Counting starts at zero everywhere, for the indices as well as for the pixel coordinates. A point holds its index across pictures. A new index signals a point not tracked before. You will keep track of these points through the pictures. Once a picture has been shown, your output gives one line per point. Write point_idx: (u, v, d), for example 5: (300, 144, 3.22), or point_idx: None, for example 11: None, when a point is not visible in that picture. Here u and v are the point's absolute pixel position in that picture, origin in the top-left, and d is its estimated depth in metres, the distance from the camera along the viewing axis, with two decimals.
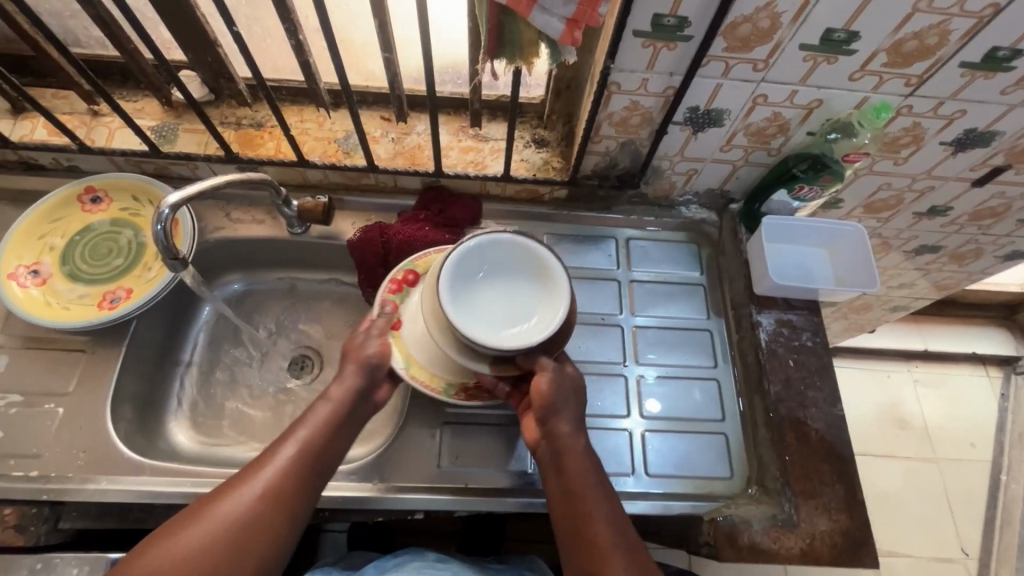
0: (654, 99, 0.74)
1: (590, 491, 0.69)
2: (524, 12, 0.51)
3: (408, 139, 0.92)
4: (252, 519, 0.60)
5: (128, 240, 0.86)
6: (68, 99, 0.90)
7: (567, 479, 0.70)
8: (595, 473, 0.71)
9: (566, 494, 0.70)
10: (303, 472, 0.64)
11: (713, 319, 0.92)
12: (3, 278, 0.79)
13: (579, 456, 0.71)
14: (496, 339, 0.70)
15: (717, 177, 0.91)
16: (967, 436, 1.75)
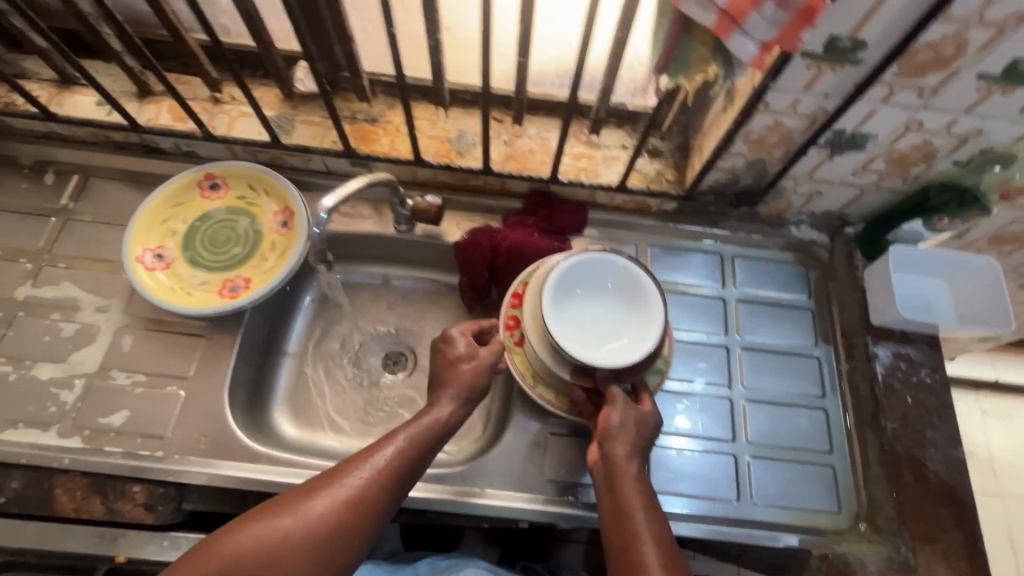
0: (799, 120, 0.71)
1: (643, 514, 0.65)
2: (721, 38, 0.49)
3: (520, 143, 0.91)
4: (349, 514, 0.60)
5: (244, 228, 0.87)
6: (191, 84, 0.91)
7: (620, 498, 0.67)
8: (651, 501, 0.67)
9: (618, 512, 0.66)
10: (400, 476, 0.65)
11: (821, 345, 0.89)
12: (132, 260, 0.82)
13: (632, 478, 0.69)
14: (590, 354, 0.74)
15: (839, 200, 0.87)
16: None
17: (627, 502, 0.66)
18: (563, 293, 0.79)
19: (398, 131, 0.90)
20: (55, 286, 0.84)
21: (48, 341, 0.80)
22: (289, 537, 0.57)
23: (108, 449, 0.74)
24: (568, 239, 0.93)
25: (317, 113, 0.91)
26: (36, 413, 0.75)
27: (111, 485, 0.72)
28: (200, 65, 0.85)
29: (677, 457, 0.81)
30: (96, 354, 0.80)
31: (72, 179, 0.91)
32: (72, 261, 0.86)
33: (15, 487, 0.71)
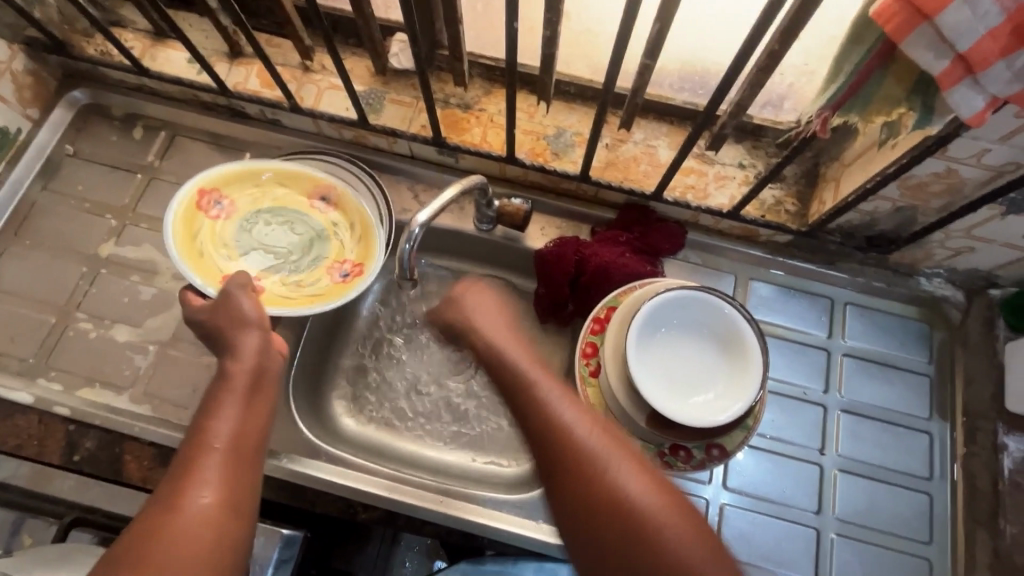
0: (980, 172, 0.59)
1: (582, 431, 0.55)
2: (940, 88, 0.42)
3: (624, 149, 0.82)
4: (232, 501, 0.50)
5: (308, 253, 0.79)
6: (282, 48, 0.86)
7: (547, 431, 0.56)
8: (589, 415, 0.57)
9: (549, 449, 0.55)
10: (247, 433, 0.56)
11: (936, 420, 0.78)
12: (195, 188, 0.75)
13: (555, 403, 0.57)
14: (668, 407, 0.67)
15: (993, 260, 0.74)
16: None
17: (563, 432, 0.55)
18: (652, 329, 0.72)
19: (492, 122, 0.83)
20: (137, 247, 0.83)
21: (127, 303, 0.80)
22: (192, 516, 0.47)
23: (176, 422, 0.74)
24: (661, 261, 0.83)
25: (408, 92, 0.84)
26: (112, 374, 0.76)
27: (175, 459, 0.73)
28: (294, 30, 0.79)
29: (755, 522, 0.74)
30: (171, 322, 0.79)
31: (159, 136, 0.90)
32: (153, 222, 0.85)
33: (91, 447, 0.73)
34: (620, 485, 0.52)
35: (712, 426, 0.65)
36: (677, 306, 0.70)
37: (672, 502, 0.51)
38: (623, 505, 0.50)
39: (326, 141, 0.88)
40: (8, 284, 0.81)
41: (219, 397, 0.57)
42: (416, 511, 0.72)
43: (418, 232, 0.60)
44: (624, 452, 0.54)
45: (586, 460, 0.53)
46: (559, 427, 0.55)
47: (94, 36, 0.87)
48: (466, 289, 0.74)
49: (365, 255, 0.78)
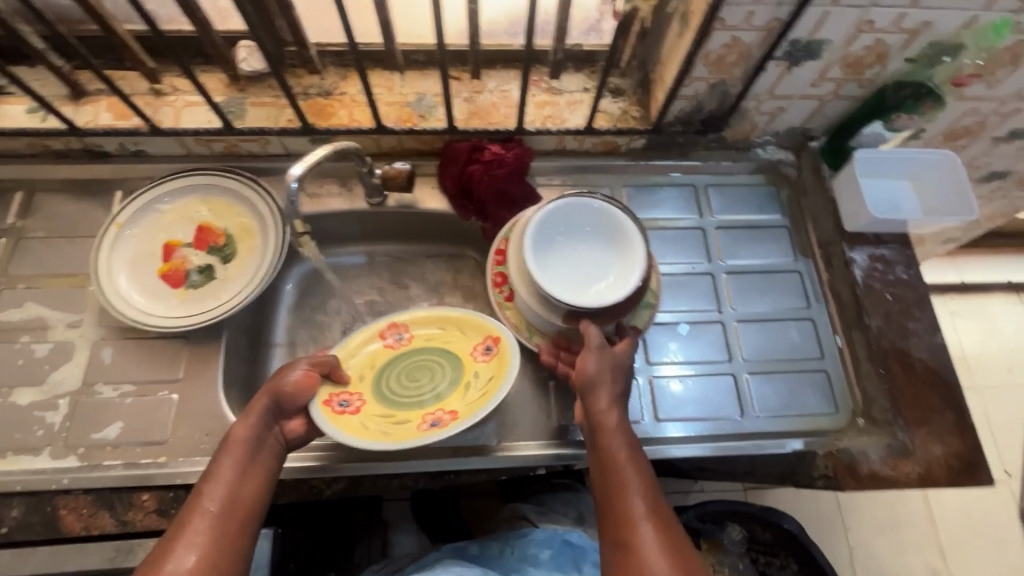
0: (756, 33, 0.72)
1: (627, 485, 0.63)
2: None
3: (482, 98, 0.89)
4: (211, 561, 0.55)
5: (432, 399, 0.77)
6: (127, 79, 0.86)
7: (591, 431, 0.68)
8: (625, 443, 0.66)
9: (603, 483, 0.64)
10: (242, 511, 0.59)
11: (801, 259, 0.92)
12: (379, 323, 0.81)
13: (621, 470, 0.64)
14: (574, 297, 0.74)
15: (802, 114, 0.88)
16: (1022, 362, 1.73)
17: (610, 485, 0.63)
18: (547, 240, 0.79)
19: (355, 102, 0.87)
20: (19, 308, 0.79)
21: (22, 365, 0.76)
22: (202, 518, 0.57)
23: (108, 463, 0.72)
24: (520, 203, 0.88)
25: (268, 93, 0.87)
26: (25, 439, 0.72)
27: (116, 498, 0.69)
28: (133, 55, 0.80)
29: (682, 384, 0.83)
30: (77, 370, 0.76)
31: (16, 197, 0.86)
32: (32, 280, 0.81)
33: (18, 514, 0.68)
34: (626, 496, 0.62)
35: (613, 303, 0.73)
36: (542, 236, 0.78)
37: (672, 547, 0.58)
38: (638, 553, 0.58)
39: (197, 159, 0.89)
40: None
41: (218, 461, 0.61)
42: (376, 470, 0.74)
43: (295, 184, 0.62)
44: (631, 450, 0.66)
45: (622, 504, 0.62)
46: (596, 424, 0.68)
47: None
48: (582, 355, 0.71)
49: (467, 412, 0.71)
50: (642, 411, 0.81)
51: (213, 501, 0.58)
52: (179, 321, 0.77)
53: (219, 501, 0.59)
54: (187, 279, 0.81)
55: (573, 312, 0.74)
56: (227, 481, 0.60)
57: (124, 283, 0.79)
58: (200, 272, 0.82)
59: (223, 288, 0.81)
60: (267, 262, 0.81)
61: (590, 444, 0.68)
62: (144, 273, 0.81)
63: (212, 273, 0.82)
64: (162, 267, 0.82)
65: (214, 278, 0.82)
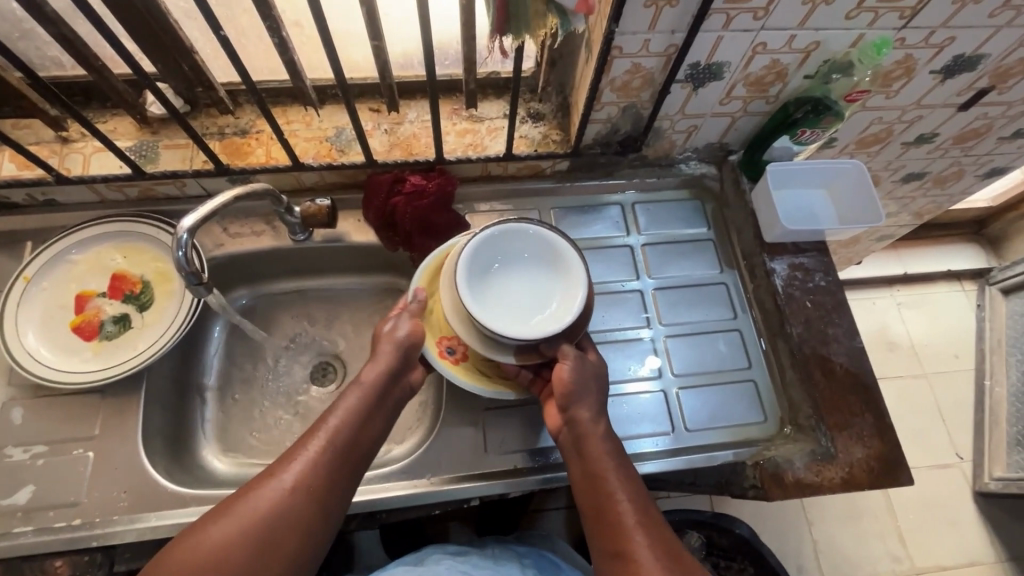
0: (656, 59, 0.73)
1: (619, 500, 0.66)
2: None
3: (402, 129, 0.89)
4: (259, 539, 0.57)
5: None
6: (32, 128, 0.83)
7: (577, 443, 0.71)
8: (615, 457, 0.70)
9: (591, 499, 0.68)
10: (321, 487, 0.62)
11: (727, 271, 0.94)
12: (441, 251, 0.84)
13: (611, 484, 0.67)
14: (518, 332, 0.74)
15: (716, 130, 0.91)
16: (964, 348, 1.79)
17: (598, 497, 0.67)
18: (485, 265, 0.79)
19: (273, 139, 0.86)
20: None
21: None
22: (270, 490, 0.60)
23: (18, 530, 0.69)
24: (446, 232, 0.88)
25: (181, 134, 0.86)
26: None
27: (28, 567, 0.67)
28: (33, 104, 0.78)
29: (612, 403, 0.83)
30: None
31: None
32: None
33: None
34: (618, 508, 0.65)
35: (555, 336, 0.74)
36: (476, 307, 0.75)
37: (669, 560, 0.62)
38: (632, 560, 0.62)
39: (112, 205, 0.87)
40: None
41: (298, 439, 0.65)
42: None
43: (187, 238, 0.60)
44: (623, 468, 0.69)
45: (615, 519, 0.65)
46: (580, 439, 0.71)
47: None
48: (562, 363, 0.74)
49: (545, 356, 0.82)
50: None
51: (286, 474, 0.61)
52: (92, 375, 0.75)
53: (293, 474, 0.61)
54: (101, 329, 0.79)
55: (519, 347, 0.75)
56: (307, 460, 0.63)
57: (32, 338, 0.77)
58: (115, 322, 0.80)
59: (139, 337, 0.79)
60: (185, 308, 0.80)
61: (576, 456, 0.71)
62: (55, 327, 0.78)
63: (127, 322, 0.80)
64: (75, 321, 0.79)
65: (130, 327, 0.80)
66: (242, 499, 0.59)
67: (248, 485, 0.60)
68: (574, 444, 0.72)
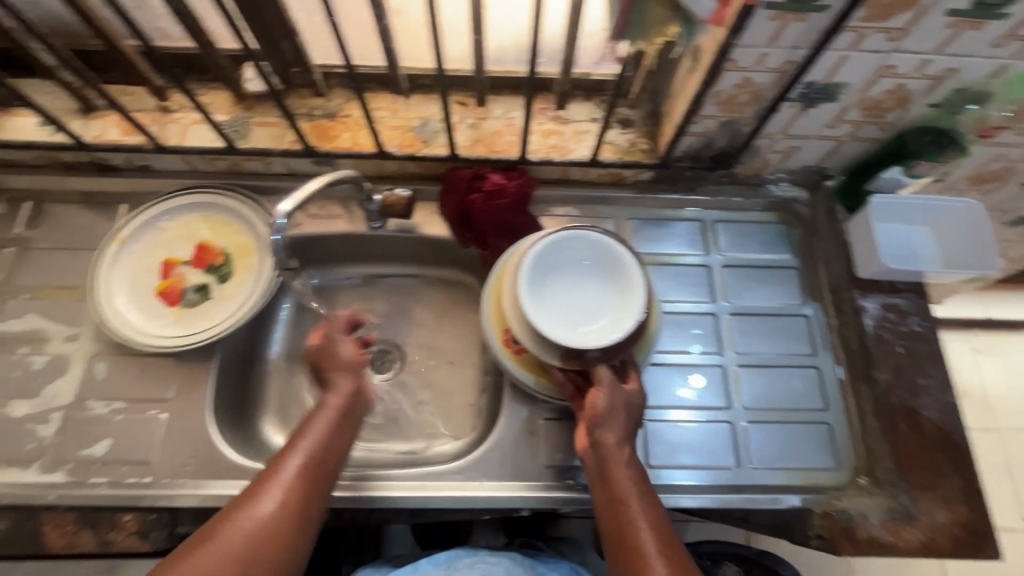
0: (768, 75, 0.69)
1: (642, 533, 0.62)
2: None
3: (487, 124, 0.88)
4: (277, 535, 0.57)
5: None
6: (136, 95, 0.87)
7: (599, 467, 0.68)
8: (639, 486, 0.66)
9: (614, 529, 0.64)
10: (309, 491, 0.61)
11: (809, 303, 0.88)
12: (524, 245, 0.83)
13: (635, 514, 0.63)
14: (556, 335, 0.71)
15: (817, 153, 0.85)
16: None
17: (622, 529, 0.63)
18: (549, 262, 0.76)
19: (359, 125, 0.87)
20: (20, 319, 0.81)
21: (20, 376, 0.77)
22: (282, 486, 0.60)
23: (95, 480, 0.72)
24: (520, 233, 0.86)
25: (273, 113, 0.87)
26: (14, 452, 0.73)
27: (100, 517, 0.70)
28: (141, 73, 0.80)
29: (674, 429, 0.80)
30: (71, 384, 0.77)
31: (23, 207, 0.87)
32: (35, 290, 0.82)
33: (4, 528, 0.69)
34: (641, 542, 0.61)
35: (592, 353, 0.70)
36: (577, 340, 0.71)
37: None
38: None
39: (201, 176, 0.89)
40: None
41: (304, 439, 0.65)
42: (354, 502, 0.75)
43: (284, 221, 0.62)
44: (647, 497, 0.65)
45: (637, 555, 0.61)
46: (603, 465, 0.68)
47: None
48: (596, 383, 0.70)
49: None
50: None
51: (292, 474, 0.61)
52: (173, 340, 0.78)
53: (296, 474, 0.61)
54: (183, 296, 0.82)
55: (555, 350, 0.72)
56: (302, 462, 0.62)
57: (122, 300, 0.80)
58: (196, 291, 0.82)
59: (218, 308, 0.81)
60: (263, 284, 0.81)
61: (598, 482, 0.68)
62: (142, 290, 0.82)
63: (208, 292, 0.82)
64: (160, 285, 0.82)
65: (210, 297, 0.82)
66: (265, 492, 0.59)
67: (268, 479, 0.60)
68: (598, 469, 0.68)
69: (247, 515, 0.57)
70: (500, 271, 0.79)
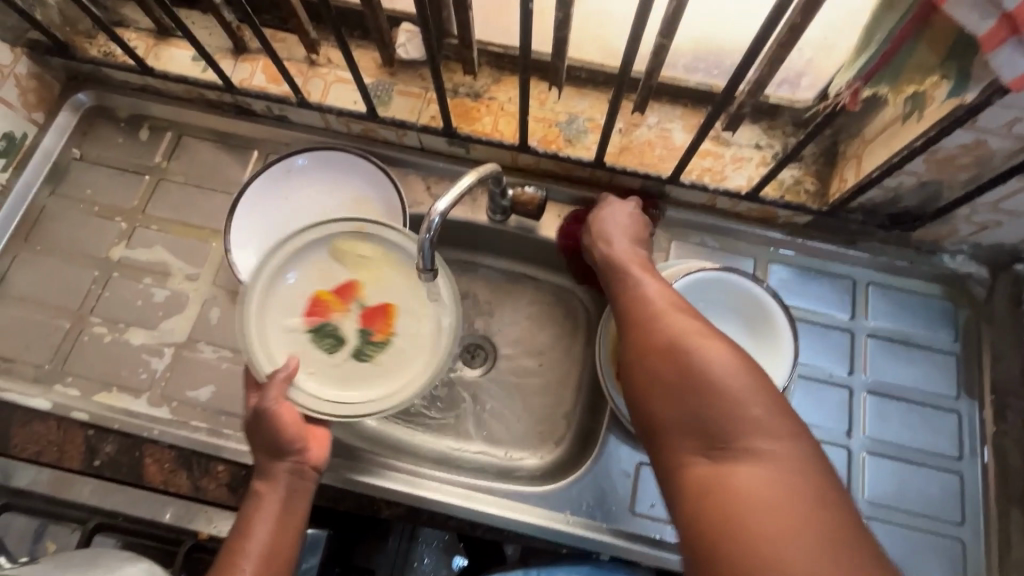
0: (1010, 141, 0.58)
1: (675, 325, 0.56)
2: (985, 50, 0.46)
3: (637, 133, 0.81)
4: None
5: None
6: (287, 43, 0.85)
7: (619, 283, 0.66)
8: (676, 301, 0.60)
9: (649, 328, 0.57)
10: None
11: (964, 398, 0.77)
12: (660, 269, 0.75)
13: (666, 317, 0.57)
14: None
15: (1021, 233, 0.72)
16: None
17: (651, 324, 0.57)
18: (688, 302, 0.70)
19: (503, 111, 0.82)
20: (148, 249, 0.82)
21: (141, 306, 0.79)
22: None
23: (194, 424, 0.74)
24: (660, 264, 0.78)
25: (417, 83, 0.83)
26: (129, 378, 0.76)
27: (195, 460, 0.72)
28: (300, 23, 0.78)
29: None
30: (186, 323, 0.79)
31: (165, 137, 0.88)
32: (163, 223, 0.84)
33: (111, 451, 0.72)
34: (676, 331, 0.55)
35: None
36: None
37: (743, 371, 0.50)
38: (693, 378, 0.51)
39: (334, 136, 0.87)
40: (17, 290, 0.80)
41: (246, 511, 0.61)
42: (438, 506, 0.72)
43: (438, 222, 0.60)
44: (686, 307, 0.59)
45: (669, 350, 0.53)
46: (638, 295, 0.62)
47: (97, 37, 0.86)
48: (596, 212, 0.75)
49: None
50: None
51: (246, 565, 0.58)
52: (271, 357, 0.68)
53: (252, 562, 0.58)
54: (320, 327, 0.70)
55: None
56: (256, 553, 0.58)
57: (290, 276, 0.71)
58: (367, 342, 0.70)
59: (366, 384, 0.69)
60: None
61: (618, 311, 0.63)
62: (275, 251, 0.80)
63: (339, 348, 0.70)
64: (324, 294, 0.71)
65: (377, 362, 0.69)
66: None
67: None
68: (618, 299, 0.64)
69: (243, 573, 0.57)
70: None
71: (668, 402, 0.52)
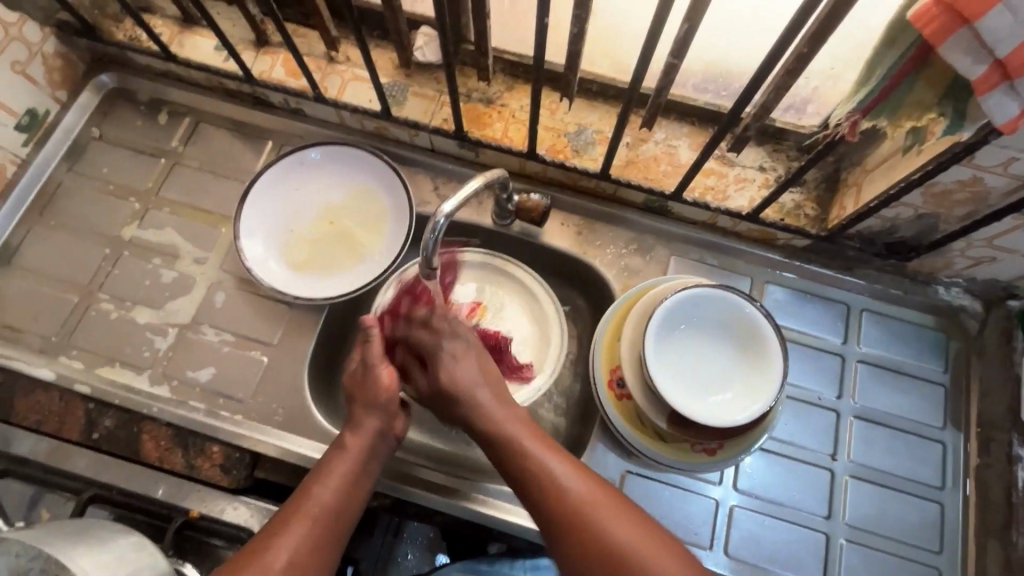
0: (1005, 180, 0.59)
1: (549, 469, 0.58)
2: (977, 93, 0.48)
3: (644, 148, 0.82)
4: (304, 564, 0.54)
5: None
6: (308, 38, 0.87)
7: (490, 446, 0.61)
8: (526, 424, 0.62)
9: (524, 483, 0.58)
10: (335, 521, 0.58)
11: (950, 430, 0.78)
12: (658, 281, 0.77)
13: (543, 458, 0.58)
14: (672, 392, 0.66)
15: (1015, 270, 0.73)
16: None
17: (521, 473, 0.58)
18: (683, 316, 0.71)
19: (514, 118, 0.83)
20: (159, 230, 0.84)
21: (148, 286, 0.81)
22: (307, 517, 0.56)
23: (193, 404, 0.75)
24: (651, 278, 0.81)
25: (432, 85, 0.85)
26: (132, 355, 0.78)
27: (191, 441, 0.73)
28: (321, 20, 0.80)
29: (765, 525, 0.74)
30: (191, 305, 0.80)
31: (183, 122, 0.90)
32: (175, 207, 0.86)
33: (109, 426, 0.74)
34: (559, 483, 0.57)
35: (705, 425, 0.65)
36: (707, 412, 0.66)
37: (618, 512, 0.55)
38: (586, 531, 0.54)
39: (347, 132, 0.89)
40: (29, 262, 0.82)
41: (331, 453, 0.63)
42: (423, 500, 0.74)
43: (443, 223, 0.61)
44: (553, 447, 0.60)
45: (547, 498, 0.56)
46: (490, 428, 0.61)
47: (124, 21, 0.88)
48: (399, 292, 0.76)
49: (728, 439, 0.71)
50: (713, 537, 0.73)
51: (324, 494, 0.58)
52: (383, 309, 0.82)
53: (328, 494, 0.59)
54: None
55: (664, 406, 0.67)
56: (332, 486, 0.59)
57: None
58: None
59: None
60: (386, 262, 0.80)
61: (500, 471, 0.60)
62: (281, 243, 0.82)
63: None
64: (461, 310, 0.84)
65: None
66: (292, 519, 0.56)
67: (297, 505, 0.57)
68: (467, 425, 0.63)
69: (319, 501, 0.58)
70: (626, 303, 0.75)
71: (567, 552, 0.55)
